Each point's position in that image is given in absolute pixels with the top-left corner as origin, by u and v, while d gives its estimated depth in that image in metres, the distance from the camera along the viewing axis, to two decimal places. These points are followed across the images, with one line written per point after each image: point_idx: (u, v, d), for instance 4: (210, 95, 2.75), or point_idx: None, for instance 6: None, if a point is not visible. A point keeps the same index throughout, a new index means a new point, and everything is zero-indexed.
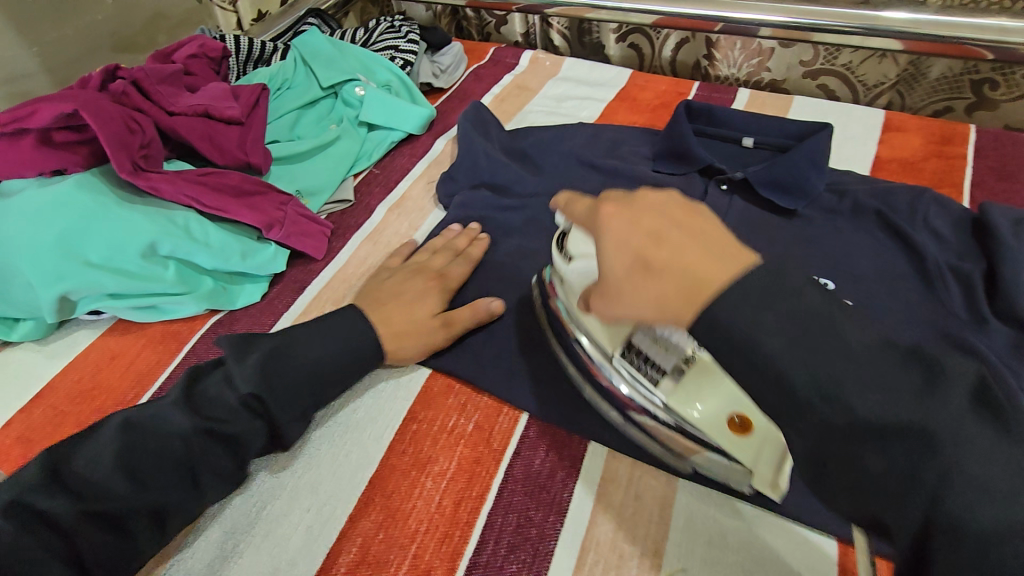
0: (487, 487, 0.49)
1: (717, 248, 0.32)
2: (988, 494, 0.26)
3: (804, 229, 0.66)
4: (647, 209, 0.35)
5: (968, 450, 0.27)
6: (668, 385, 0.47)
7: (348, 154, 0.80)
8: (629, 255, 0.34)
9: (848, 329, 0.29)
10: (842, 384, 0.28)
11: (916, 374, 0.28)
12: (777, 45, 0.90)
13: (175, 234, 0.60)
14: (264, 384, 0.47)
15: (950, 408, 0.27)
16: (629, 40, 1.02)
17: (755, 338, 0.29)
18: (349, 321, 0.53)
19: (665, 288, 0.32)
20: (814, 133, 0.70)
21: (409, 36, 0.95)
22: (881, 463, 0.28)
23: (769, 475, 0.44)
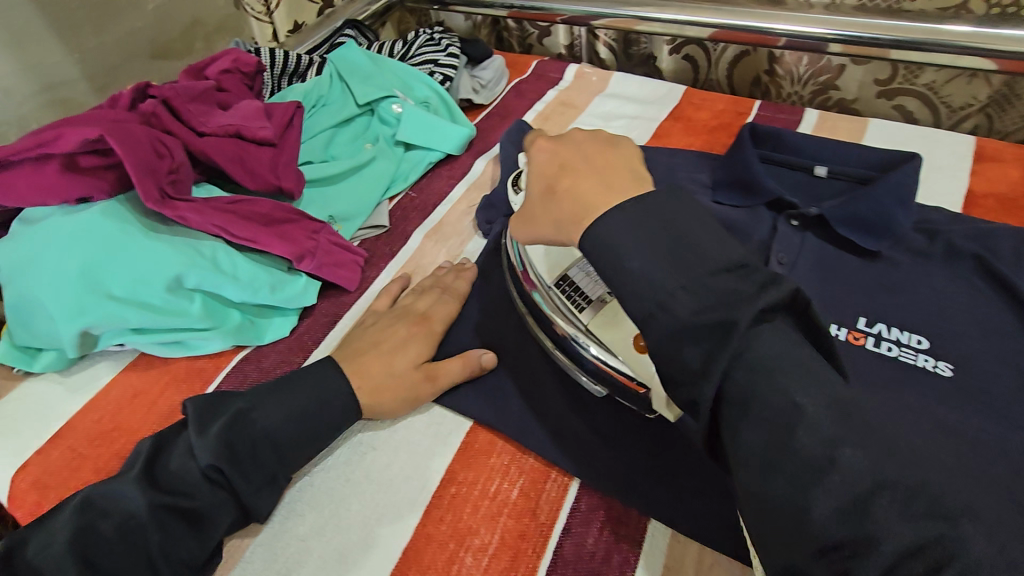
0: (534, 569, 0.43)
1: (616, 182, 0.40)
2: (767, 372, 0.31)
3: (889, 272, 0.58)
4: (566, 144, 0.44)
5: (761, 338, 0.31)
6: (589, 313, 0.51)
7: (384, 176, 0.75)
8: (541, 183, 0.43)
9: (704, 245, 0.35)
10: (675, 291, 0.33)
11: (738, 282, 0.33)
12: (848, 62, 0.83)
13: (202, 266, 0.56)
14: (224, 455, 0.44)
15: (753, 307, 0.32)
16: (682, 53, 0.95)
17: (624, 249, 0.35)
18: (318, 377, 0.49)
19: (562, 208, 0.40)
20: (900, 163, 0.62)
21: (450, 49, 0.90)
22: (700, 351, 0.32)
23: (660, 394, 0.44)
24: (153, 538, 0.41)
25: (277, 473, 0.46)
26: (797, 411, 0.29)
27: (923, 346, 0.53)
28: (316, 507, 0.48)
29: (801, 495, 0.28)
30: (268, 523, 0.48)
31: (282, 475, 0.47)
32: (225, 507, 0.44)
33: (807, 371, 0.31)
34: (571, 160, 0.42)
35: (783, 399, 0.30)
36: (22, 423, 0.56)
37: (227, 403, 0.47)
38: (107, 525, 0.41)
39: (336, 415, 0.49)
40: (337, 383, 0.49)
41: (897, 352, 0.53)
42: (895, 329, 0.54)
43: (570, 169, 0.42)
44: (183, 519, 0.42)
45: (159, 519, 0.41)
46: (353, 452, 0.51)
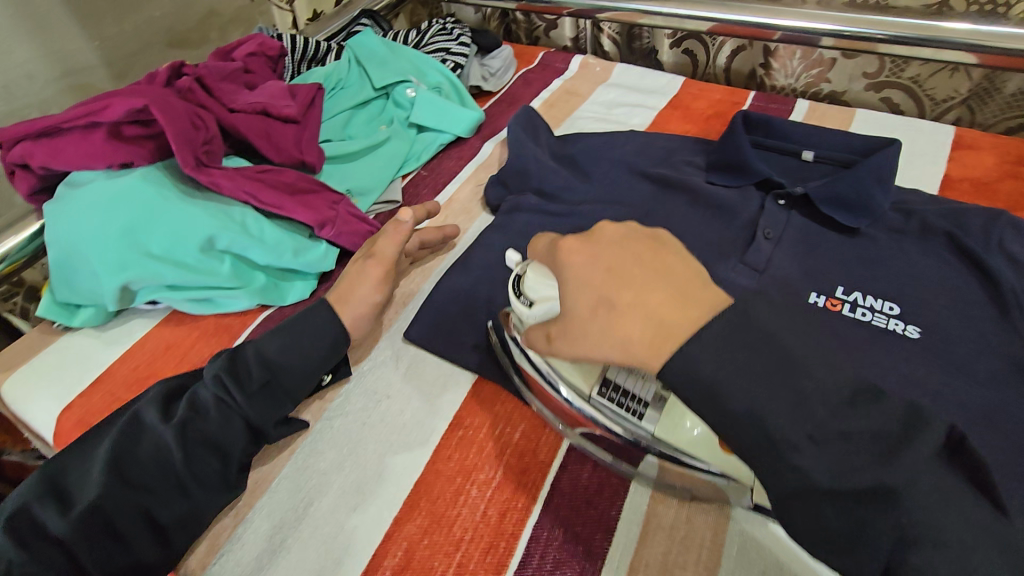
0: (534, 499, 0.48)
1: (686, 295, 0.36)
2: (942, 546, 0.31)
3: (867, 248, 0.63)
4: (603, 248, 0.40)
5: (925, 505, 0.31)
6: (652, 418, 0.46)
7: (397, 155, 0.80)
8: (591, 298, 0.39)
9: (818, 383, 0.33)
10: (799, 447, 0.32)
11: (880, 440, 0.32)
12: (839, 56, 0.87)
13: (232, 228, 0.61)
14: (223, 367, 0.51)
15: (903, 471, 0.31)
16: (682, 47, 1.00)
17: (717, 381, 0.34)
18: (311, 315, 0.55)
19: (632, 329, 0.36)
20: (880, 149, 0.67)
21: (461, 39, 0.95)
22: (851, 523, 0.32)
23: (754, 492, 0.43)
24: (177, 456, 0.47)
25: (271, 381, 0.51)
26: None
27: (895, 312, 0.57)
28: (335, 446, 0.53)
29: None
30: (295, 461, 0.53)
31: (276, 385, 0.52)
32: (236, 425, 0.49)
33: (978, 544, 0.32)
34: (622, 269, 0.38)
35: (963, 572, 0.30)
36: (64, 371, 0.61)
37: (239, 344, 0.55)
38: (141, 448, 0.47)
39: (323, 335, 0.54)
40: (323, 309, 0.56)
41: (870, 317, 0.57)
42: (870, 297, 0.59)
43: (626, 282, 0.38)
44: (202, 441, 0.48)
45: (185, 446, 0.47)
46: (369, 400, 0.56)
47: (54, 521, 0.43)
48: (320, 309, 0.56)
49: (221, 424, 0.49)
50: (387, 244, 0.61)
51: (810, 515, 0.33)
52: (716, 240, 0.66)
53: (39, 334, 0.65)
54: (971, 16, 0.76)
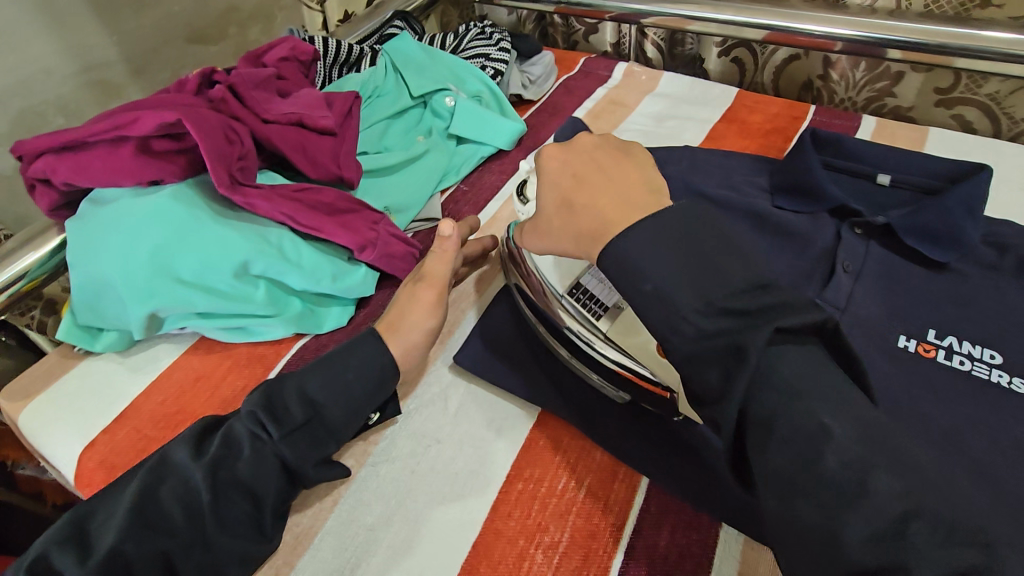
0: (606, 569, 0.43)
1: (632, 199, 0.43)
2: (793, 396, 0.32)
3: (959, 286, 0.57)
4: (577, 158, 0.48)
5: (784, 364, 0.33)
6: (606, 321, 0.52)
7: (437, 168, 0.75)
8: (556, 196, 0.47)
9: (732, 270, 0.35)
10: (687, 316, 0.35)
11: (763, 312, 0.34)
12: (908, 69, 0.82)
13: (268, 252, 0.56)
14: (261, 402, 0.46)
15: (763, 336, 0.33)
16: (731, 54, 0.95)
17: (638, 258, 0.37)
18: (354, 348, 0.50)
19: (579, 223, 0.44)
20: (969, 175, 0.62)
21: (501, 44, 0.90)
22: (718, 378, 0.33)
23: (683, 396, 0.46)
24: (205, 499, 0.42)
25: (312, 418, 0.46)
26: (824, 433, 0.31)
27: (997, 361, 0.52)
28: (382, 498, 0.49)
29: (827, 517, 0.29)
30: (339, 512, 0.48)
31: (317, 420, 0.47)
32: (271, 469, 0.45)
33: (833, 399, 0.32)
34: (585, 173, 0.46)
35: (809, 420, 0.31)
36: (85, 401, 0.56)
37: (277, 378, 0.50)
38: (165, 489, 0.43)
39: (368, 368, 0.49)
40: (370, 341, 0.51)
41: (969, 366, 0.52)
42: (967, 342, 0.53)
43: (584, 184, 0.45)
44: (236, 486, 0.43)
45: (220, 494, 0.42)
46: (417, 445, 0.51)
47: (73, 572, 0.38)
48: (365, 340, 0.51)
49: (254, 467, 0.44)
50: (440, 265, 0.57)
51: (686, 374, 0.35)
52: (788, 271, 0.61)
53: (58, 358, 0.60)
54: (1012, 25, 0.72)
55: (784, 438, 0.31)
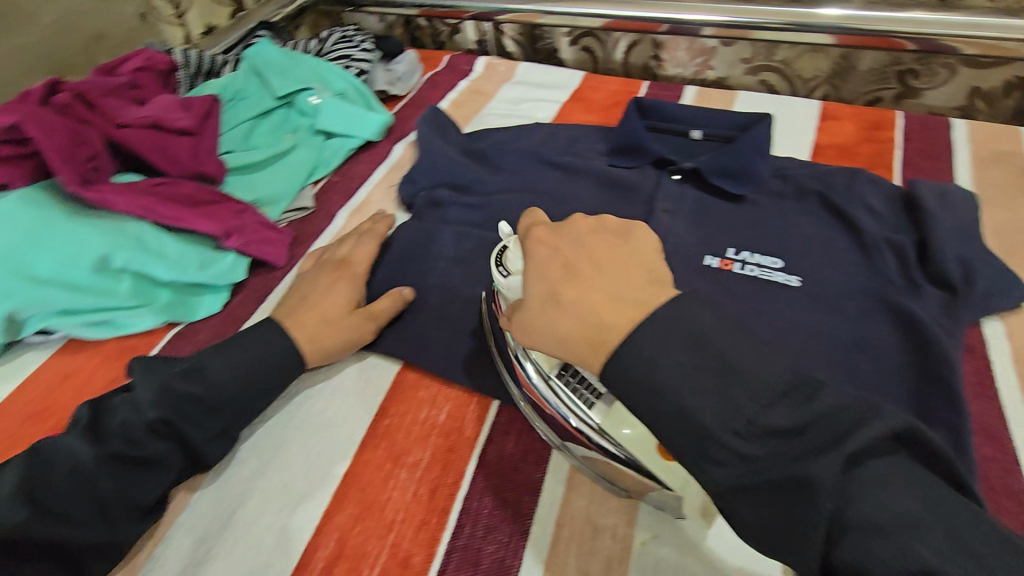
0: (462, 474, 0.49)
1: (639, 294, 0.38)
2: (882, 535, 0.29)
3: (753, 212, 0.68)
4: (568, 245, 0.43)
5: (863, 495, 0.30)
6: (600, 409, 0.45)
7: (305, 162, 0.79)
8: (546, 288, 0.41)
9: (757, 369, 0.34)
10: (724, 440, 0.33)
11: (819, 433, 0.32)
12: (719, 44, 0.95)
13: (127, 245, 0.59)
14: (161, 399, 0.47)
15: (833, 467, 0.31)
16: (580, 44, 1.05)
17: (658, 380, 0.35)
18: (258, 338, 0.53)
19: (572, 325, 0.39)
20: (755, 123, 0.74)
21: (363, 45, 0.96)
22: (783, 511, 0.31)
23: (695, 499, 0.43)
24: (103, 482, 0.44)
25: (230, 425, 0.50)
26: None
27: (779, 265, 0.61)
28: (258, 452, 0.52)
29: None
30: (221, 471, 0.51)
31: (234, 429, 0.51)
32: (175, 454, 0.48)
33: (934, 524, 0.29)
34: (577, 263, 0.42)
35: (915, 565, 0.28)
36: None
37: (164, 367, 0.51)
38: (60, 471, 0.43)
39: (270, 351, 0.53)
40: (267, 329, 0.54)
41: (757, 271, 0.61)
42: (757, 254, 0.63)
43: (577, 277, 0.41)
44: (133, 463, 0.46)
45: (115, 470, 0.45)
46: (291, 402, 0.55)
47: None
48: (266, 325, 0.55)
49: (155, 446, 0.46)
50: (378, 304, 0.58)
51: (737, 506, 0.33)
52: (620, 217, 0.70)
53: None
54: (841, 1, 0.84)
55: (846, 564, 0.30)
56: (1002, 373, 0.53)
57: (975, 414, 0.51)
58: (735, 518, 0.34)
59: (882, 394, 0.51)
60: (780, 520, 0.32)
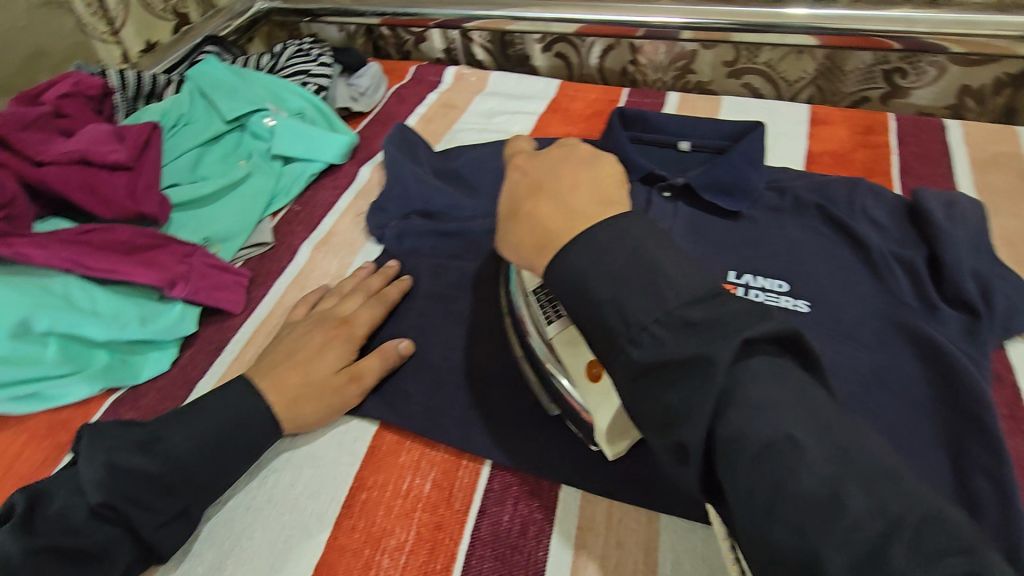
0: (453, 557, 0.43)
1: (596, 204, 0.38)
2: (763, 413, 0.27)
3: (751, 229, 0.64)
4: (542, 160, 0.43)
5: (751, 380, 0.29)
6: (556, 326, 0.46)
7: (262, 192, 0.72)
8: (510, 203, 0.42)
9: (675, 268, 0.33)
10: (646, 328, 0.32)
11: (721, 326, 0.30)
12: (699, 48, 0.90)
13: (52, 305, 0.51)
14: (107, 483, 0.40)
15: (731, 350, 0.29)
16: (554, 50, 1.00)
17: (585, 273, 0.35)
18: (226, 400, 0.46)
19: (523, 233, 0.40)
20: (747, 132, 0.69)
21: (321, 59, 0.89)
22: (684, 396, 0.29)
23: (607, 424, 0.40)
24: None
25: (190, 505, 0.43)
26: (792, 445, 0.27)
27: (785, 289, 0.57)
28: (216, 543, 0.45)
29: (803, 535, 0.25)
30: (171, 573, 0.44)
31: (194, 509, 0.43)
32: (124, 546, 0.41)
33: (802, 406, 0.28)
34: (542, 178, 0.41)
35: (776, 432, 0.27)
36: None
37: (117, 433, 0.43)
38: None
39: (238, 414, 0.46)
40: (238, 387, 0.47)
41: (763, 297, 0.57)
42: (760, 277, 0.58)
43: (540, 189, 0.40)
44: (70, 563, 0.38)
45: (49, 574, 0.37)
46: (254, 478, 0.48)
47: None
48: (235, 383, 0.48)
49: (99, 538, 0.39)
50: (371, 359, 0.51)
51: (642, 396, 0.31)
52: None
53: None
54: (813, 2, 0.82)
55: (722, 438, 0.28)
56: None
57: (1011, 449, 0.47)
58: (634, 407, 0.32)
59: (909, 433, 0.47)
60: (674, 401, 0.30)
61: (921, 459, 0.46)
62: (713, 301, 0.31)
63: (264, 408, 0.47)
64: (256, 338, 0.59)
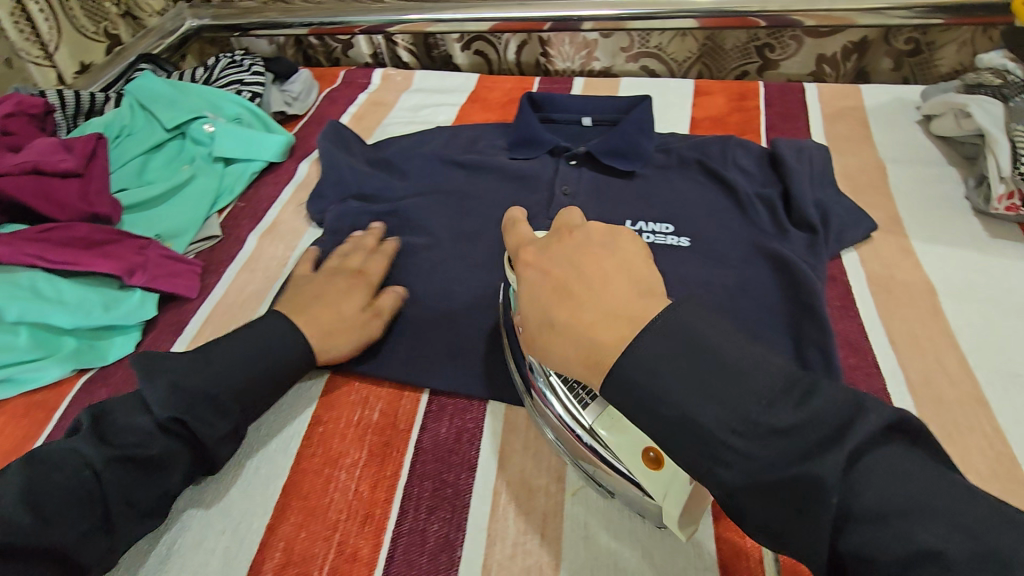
0: (400, 464, 0.51)
1: (636, 296, 0.38)
2: (883, 523, 0.29)
3: (645, 185, 0.74)
4: (555, 256, 0.42)
5: (863, 488, 0.29)
6: (593, 412, 0.44)
7: (207, 191, 0.78)
8: (541, 311, 0.40)
9: (753, 373, 0.33)
10: (729, 444, 0.32)
11: (811, 433, 0.31)
12: (599, 37, 1.02)
13: (22, 297, 0.58)
14: (174, 399, 0.47)
15: (836, 465, 0.30)
16: (473, 48, 1.09)
17: (657, 392, 0.34)
18: (270, 328, 0.54)
19: (569, 349, 0.37)
20: (636, 105, 0.80)
21: (253, 68, 0.95)
22: (798, 510, 0.30)
23: (679, 513, 0.39)
24: (107, 487, 0.43)
25: (239, 425, 0.50)
26: (933, 557, 0.27)
27: (670, 230, 0.67)
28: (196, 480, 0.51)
29: None
30: (211, 508, 0.50)
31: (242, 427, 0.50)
32: (178, 450, 0.47)
33: (926, 506, 0.29)
34: (567, 280, 0.40)
35: (914, 547, 0.28)
36: None
37: (171, 359, 0.49)
38: (63, 475, 0.43)
39: (287, 346, 0.53)
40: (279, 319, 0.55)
41: (652, 238, 0.66)
42: (649, 223, 0.68)
43: (569, 293, 0.39)
44: (136, 467, 0.45)
45: (117, 473, 0.44)
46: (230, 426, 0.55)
47: None
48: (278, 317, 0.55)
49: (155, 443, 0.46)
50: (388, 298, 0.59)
51: (747, 507, 0.32)
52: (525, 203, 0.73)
53: None
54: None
55: (852, 554, 0.29)
56: (860, 294, 0.60)
57: (840, 333, 0.57)
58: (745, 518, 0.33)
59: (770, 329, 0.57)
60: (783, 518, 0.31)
61: (778, 348, 0.56)
62: (797, 399, 0.32)
63: (301, 339, 0.54)
64: (215, 316, 0.66)
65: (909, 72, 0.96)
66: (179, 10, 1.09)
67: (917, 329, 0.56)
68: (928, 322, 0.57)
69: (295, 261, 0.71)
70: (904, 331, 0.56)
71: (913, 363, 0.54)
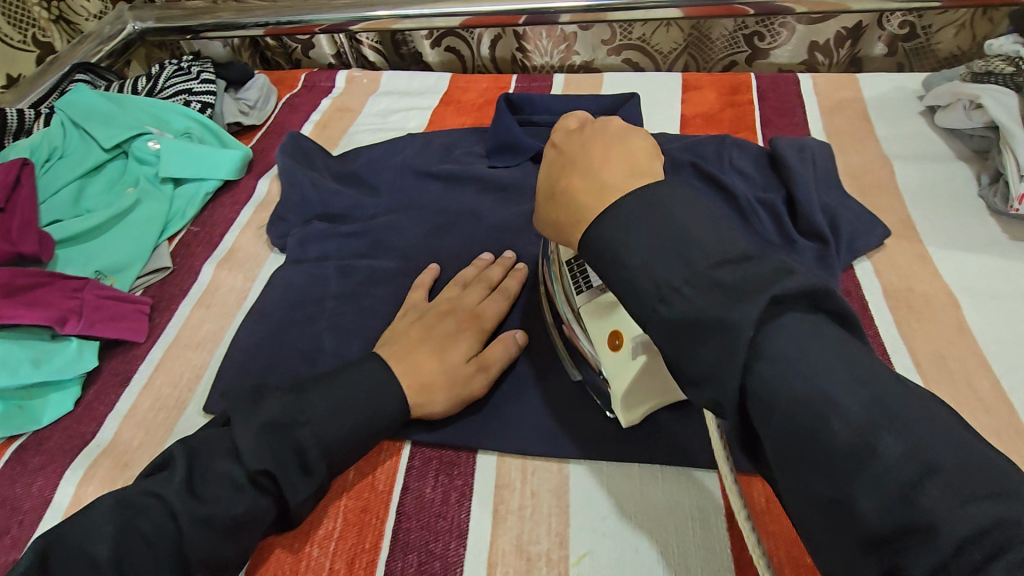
0: (381, 534, 0.45)
1: (637, 173, 0.37)
2: (790, 368, 0.27)
3: None
4: (578, 137, 0.42)
5: (782, 334, 0.28)
6: (584, 298, 0.49)
7: (154, 218, 0.70)
8: (549, 182, 0.41)
9: (706, 231, 0.32)
10: (676, 287, 0.31)
11: (749, 279, 0.29)
12: (578, 29, 0.95)
13: None
14: (273, 443, 0.42)
15: (755, 313, 0.28)
16: (443, 44, 1.02)
17: (620, 243, 0.33)
18: (369, 375, 0.46)
19: (560, 212, 0.39)
20: (623, 104, 0.74)
21: (203, 76, 0.86)
22: (716, 355, 0.29)
23: (622, 391, 0.44)
24: (192, 547, 0.38)
25: (325, 483, 0.44)
26: (827, 400, 0.26)
27: None
28: None
29: (835, 483, 0.26)
30: None
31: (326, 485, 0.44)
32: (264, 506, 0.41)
33: (834, 359, 0.27)
34: (577, 154, 0.40)
35: (809, 389, 0.27)
36: None
37: (257, 403, 0.44)
38: (150, 532, 0.38)
39: (385, 400, 0.46)
40: (371, 361, 0.47)
41: None
42: None
43: (574, 166, 0.39)
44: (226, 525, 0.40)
45: (206, 532, 0.39)
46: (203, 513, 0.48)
47: None
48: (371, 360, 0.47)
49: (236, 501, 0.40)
50: (498, 347, 0.50)
51: (676, 355, 0.31)
52: (507, 217, 0.66)
53: None
54: None
55: (755, 395, 0.28)
56: (877, 310, 0.55)
57: None
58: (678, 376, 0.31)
59: None
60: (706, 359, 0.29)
61: None
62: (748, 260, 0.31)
63: (397, 389, 0.46)
64: (164, 364, 0.58)
65: (904, 58, 0.91)
66: (118, 12, 0.99)
67: (942, 348, 0.52)
68: (951, 338, 0.52)
69: (256, 295, 0.64)
70: (927, 349, 0.52)
71: (941, 387, 0.49)
